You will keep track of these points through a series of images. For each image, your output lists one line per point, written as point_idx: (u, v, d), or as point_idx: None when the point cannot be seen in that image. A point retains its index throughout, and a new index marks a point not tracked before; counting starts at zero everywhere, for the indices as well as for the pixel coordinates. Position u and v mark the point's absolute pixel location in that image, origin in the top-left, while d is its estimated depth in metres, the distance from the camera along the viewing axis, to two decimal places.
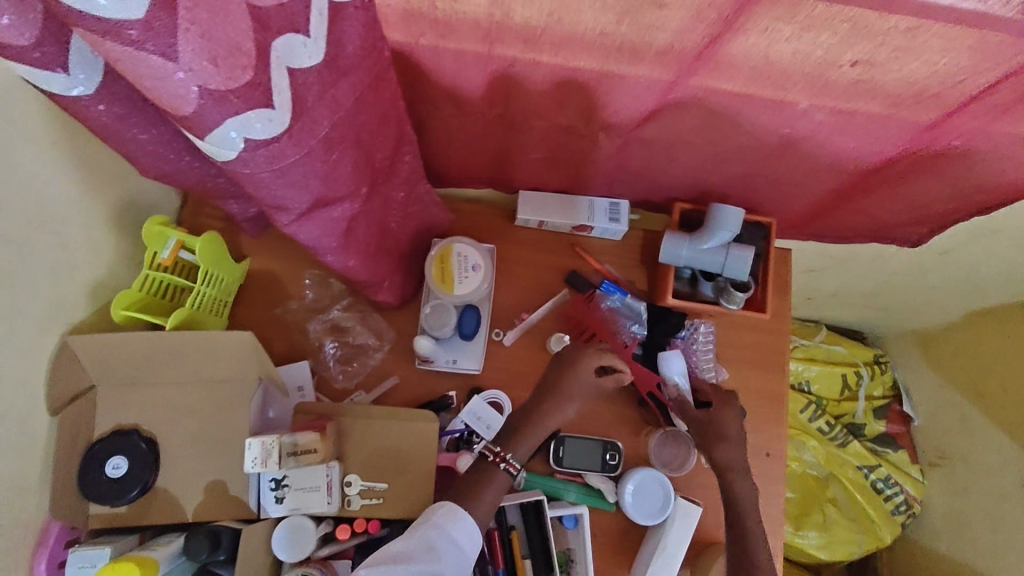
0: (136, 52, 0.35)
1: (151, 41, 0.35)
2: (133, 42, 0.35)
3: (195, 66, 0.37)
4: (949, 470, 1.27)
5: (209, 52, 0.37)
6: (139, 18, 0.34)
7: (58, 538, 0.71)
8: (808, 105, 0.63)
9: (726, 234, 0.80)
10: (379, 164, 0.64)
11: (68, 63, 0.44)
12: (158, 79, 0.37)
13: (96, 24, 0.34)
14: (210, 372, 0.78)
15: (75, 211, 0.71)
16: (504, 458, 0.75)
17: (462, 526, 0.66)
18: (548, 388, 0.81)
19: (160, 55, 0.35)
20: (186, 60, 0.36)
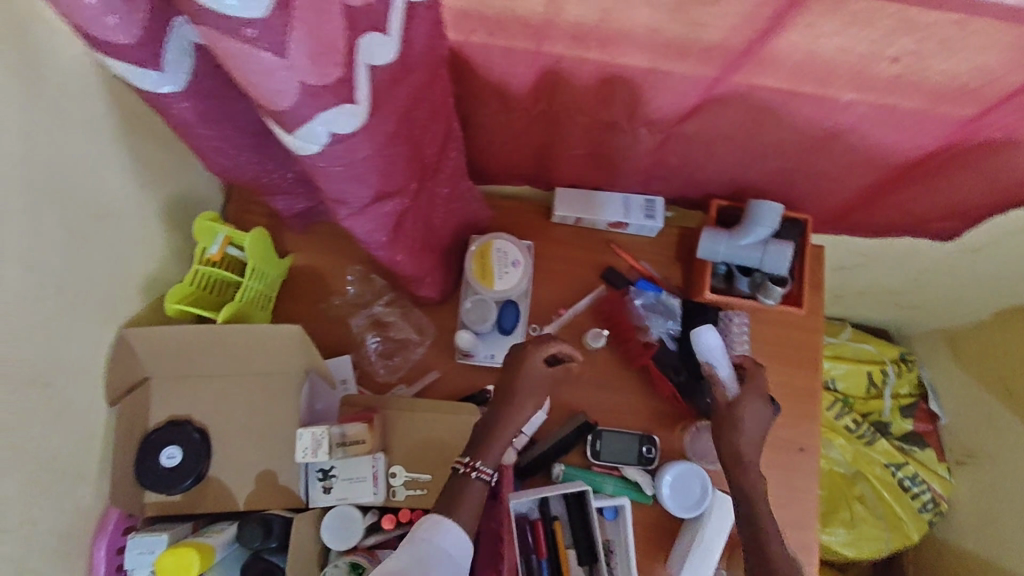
0: (250, 49, 0.37)
1: (267, 38, 0.36)
2: (251, 40, 0.37)
3: (298, 64, 0.38)
4: (978, 468, 1.27)
5: (311, 50, 0.38)
6: (261, 18, 0.36)
7: (116, 525, 0.72)
8: (851, 101, 0.64)
9: (763, 231, 0.82)
10: (429, 161, 0.66)
11: (162, 61, 0.46)
12: (264, 75, 0.39)
13: (224, 24, 0.36)
14: (260, 365, 0.80)
15: (136, 207, 0.73)
16: (472, 466, 0.71)
17: (450, 535, 0.64)
18: (505, 390, 0.77)
19: (271, 52, 0.37)
20: (292, 57, 0.38)
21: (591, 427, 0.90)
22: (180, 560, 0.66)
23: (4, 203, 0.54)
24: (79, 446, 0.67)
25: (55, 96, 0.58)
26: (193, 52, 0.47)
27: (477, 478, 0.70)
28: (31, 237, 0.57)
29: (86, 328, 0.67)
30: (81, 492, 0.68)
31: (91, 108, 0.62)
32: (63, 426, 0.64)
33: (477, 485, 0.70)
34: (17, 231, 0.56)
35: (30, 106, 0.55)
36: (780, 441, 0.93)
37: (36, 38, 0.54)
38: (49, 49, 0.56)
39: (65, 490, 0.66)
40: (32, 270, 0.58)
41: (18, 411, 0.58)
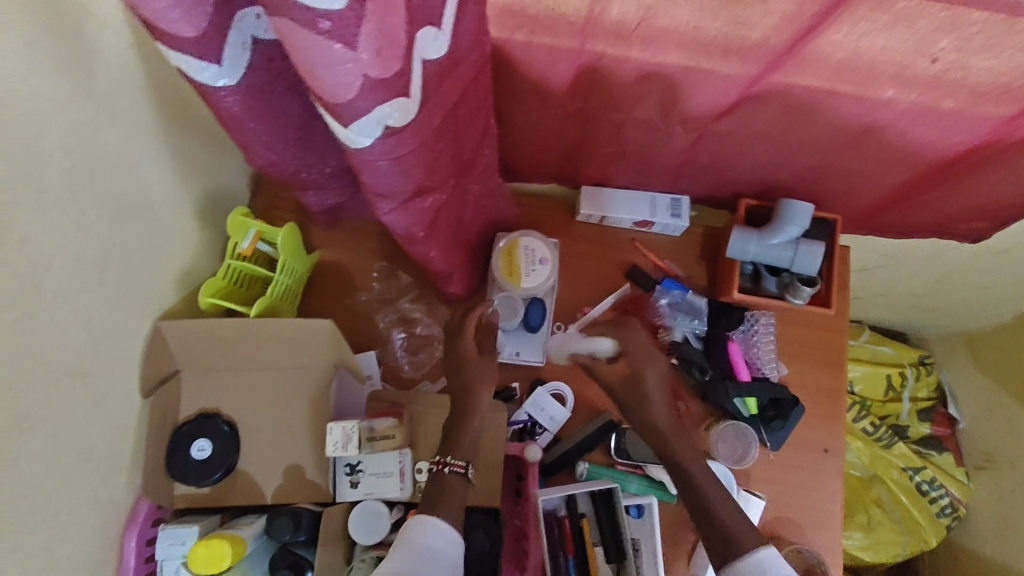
0: (322, 41, 0.36)
1: (338, 32, 0.35)
2: (324, 32, 0.35)
3: (365, 57, 0.37)
4: (997, 473, 1.26)
5: (378, 43, 0.38)
6: (339, 9, 0.34)
7: (147, 516, 0.73)
8: (890, 100, 0.64)
9: (794, 230, 0.82)
10: (464, 157, 0.66)
11: (223, 55, 0.46)
12: (330, 67, 0.37)
13: (300, 14, 0.34)
14: (289, 358, 0.80)
15: (170, 200, 0.73)
16: (444, 462, 0.69)
17: (434, 528, 0.60)
18: (462, 384, 0.78)
19: (343, 44, 0.36)
20: (362, 49, 0.37)
21: (615, 426, 0.90)
22: (212, 553, 0.68)
23: (50, 194, 0.54)
24: (114, 438, 0.68)
25: (99, 88, 0.58)
26: (250, 46, 0.47)
27: (451, 473, 0.68)
28: (74, 228, 0.58)
29: (122, 319, 0.67)
30: (115, 482, 0.69)
31: (132, 101, 0.63)
32: (100, 416, 0.65)
33: (456, 479, 0.68)
34: (61, 223, 0.56)
35: (76, 98, 0.55)
36: (804, 442, 0.93)
37: (84, 30, 0.55)
38: (95, 42, 0.56)
39: (100, 481, 0.66)
40: (74, 261, 0.58)
41: (60, 401, 0.58)
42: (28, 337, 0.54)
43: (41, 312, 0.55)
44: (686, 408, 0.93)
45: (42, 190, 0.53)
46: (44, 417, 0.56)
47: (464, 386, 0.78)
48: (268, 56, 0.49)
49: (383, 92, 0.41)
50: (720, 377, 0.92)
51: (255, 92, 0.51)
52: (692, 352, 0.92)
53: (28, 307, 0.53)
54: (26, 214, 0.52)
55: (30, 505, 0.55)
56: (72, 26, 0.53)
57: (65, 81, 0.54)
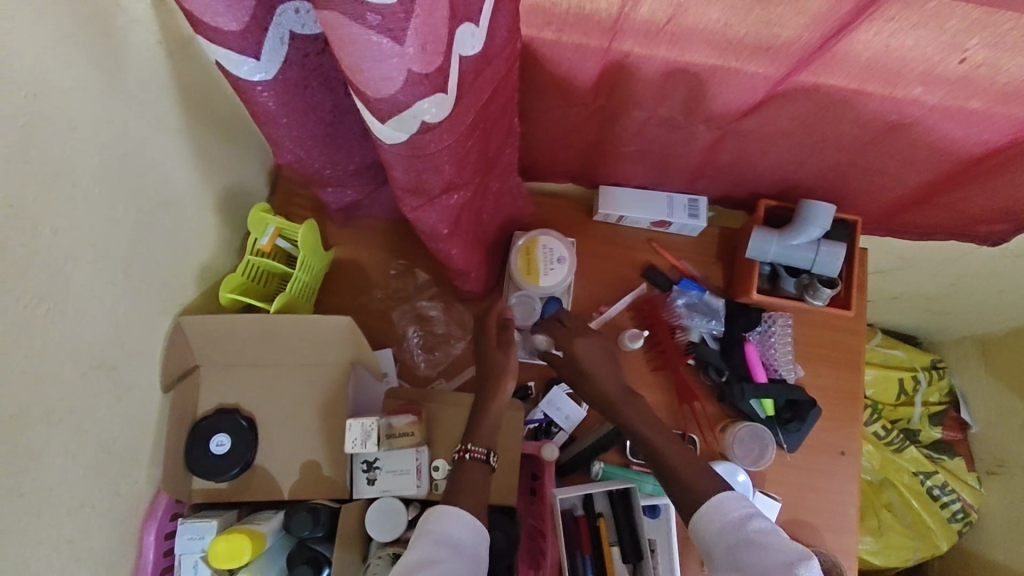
0: (371, 37, 0.35)
1: (386, 27, 0.35)
2: (373, 27, 0.35)
3: (410, 51, 0.37)
4: (1009, 478, 1.25)
5: (423, 38, 0.37)
6: (389, 5, 0.34)
7: (166, 510, 0.73)
8: (919, 101, 0.63)
9: (816, 231, 0.81)
10: (488, 154, 0.66)
11: (261, 50, 0.46)
12: (376, 62, 0.37)
13: (351, 7, 0.34)
14: (307, 355, 0.80)
15: (193, 195, 0.73)
16: (465, 448, 0.72)
17: (454, 519, 0.62)
18: (488, 374, 0.80)
19: (390, 39, 0.36)
20: (408, 45, 0.37)
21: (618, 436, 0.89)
22: (232, 548, 0.68)
23: (80, 186, 0.54)
24: (135, 431, 0.68)
25: (128, 81, 0.58)
26: (288, 41, 0.47)
27: (472, 459, 0.71)
28: (102, 222, 0.58)
29: (146, 313, 0.67)
30: (136, 476, 0.69)
31: (159, 95, 0.63)
32: (122, 409, 0.65)
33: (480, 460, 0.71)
34: (90, 215, 0.56)
35: (106, 90, 0.55)
36: (820, 444, 0.92)
37: (116, 23, 0.55)
38: (126, 35, 0.56)
39: (122, 474, 0.66)
40: (102, 255, 0.59)
41: (86, 394, 0.58)
42: (57, 329, 0.54)
43: (70, 305, 0.55)
44: (704, 410, 0.93)
45: (73, 184, 0.53)
46: (69, 410, 0.56)
47: (489, 376, 0.80)
48: (305, 52, 0.49)
49: (424, 87, 0.41)
50: (737, 378, 0.91)
51: (289, 86, 0.51)
52: (705, 353, 0.91)
53: (58, 300, 0.53)
54: (57, 207, 0.52)
55: (56, 497, 0.55)
56: (104, 19, 0.53)
57: (96, 74, 0.54)
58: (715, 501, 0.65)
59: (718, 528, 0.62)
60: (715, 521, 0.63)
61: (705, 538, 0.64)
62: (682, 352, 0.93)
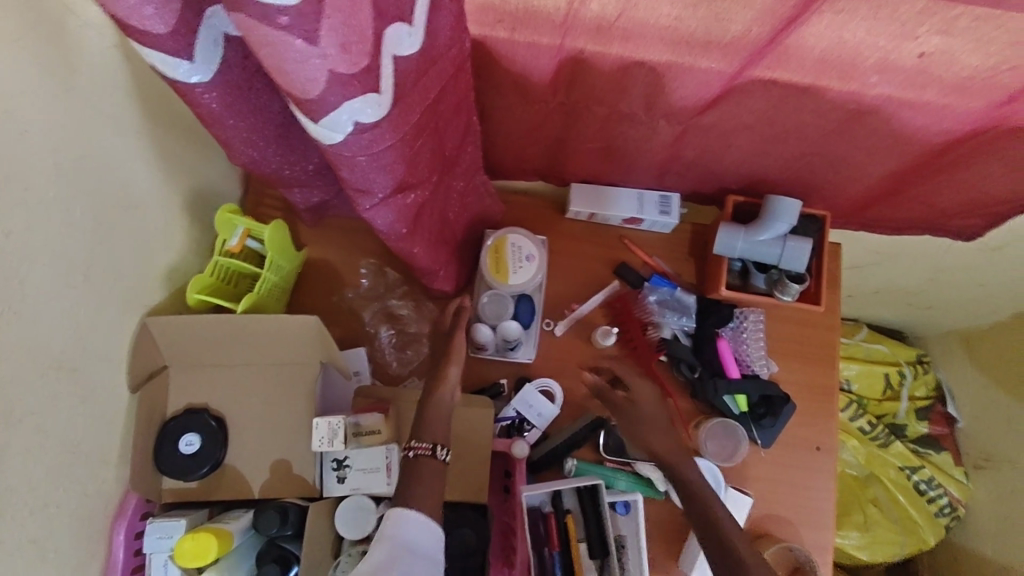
0: (284, 37, 0.36)
1: (299, 26, 0.35)
2: (285, 28, 0.35)
3: (330, 52, 0.38)
4: (996, 472, 1.25)
5: (344, 39, 0.38)
6: (294, 6, 0.34)
7: (136, 509, 0.74)
8: (876, 92, 0.64)
9: (782, 226, 0.82)
10: (446, 153, 0.66)
11: (194, 52, 0.46)
12: (297, 62, 0.38)
13: (258, 9, 0.34)
14: (277, 355, 0.81)
15: (159, 200, 0.74)
16: (409, 446, 0.68)
17: (415, 524, 0.61)
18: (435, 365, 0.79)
19: (304, 40, 0.36)
20: (323, 45, 0.37)
21: (602, 425, 0.90)
22: (198, 545, 0.68)
23: (35, 189, 0.55)
24: (101, 434, 0.69)
25: (84, 86, 0.59)
26: (223, 43, 0.48)
27: (417, 455, 0.68)
28: (59, 226, 0.58)
29: (108, 313, 0.68)
30: (104, 476, 0.70)
31: (116, 99, 0.63)
32: (87, 409, 0.66)
33: (424, 462, 0.67)
34: (44, 219, 0.56)
35: (60, 97, 0.56)
36: (796, 440, 0.92)
37: (68, 30, 0.55)
38: (78, 41, 0.57)
39: (87, 474, 0.67)
40: (59, 256, 0.59)
41: (46, 394, 0.59)
42: (13, 329, 0.54)
43: (27, 307, 0.56)
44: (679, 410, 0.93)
45: (27, 187, 0.54)
46: (31, 409, 0.57)
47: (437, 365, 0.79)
48: (243, 53, 0.49)
49: (354, 89, 0.41)
50: (709, 374, 0.91)
51: (231, 88, 0.52)
52: (677, 351, 0.91)
53: (13, 302, 0.54)
54: (9, 207, 0.52)
55: (19, 499, 0.56)
56: (56, 29, 0.54)
57: (46, 77, 0.54)
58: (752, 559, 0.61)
59: None
60: None
61: None
62: (655, 350, 0.92)
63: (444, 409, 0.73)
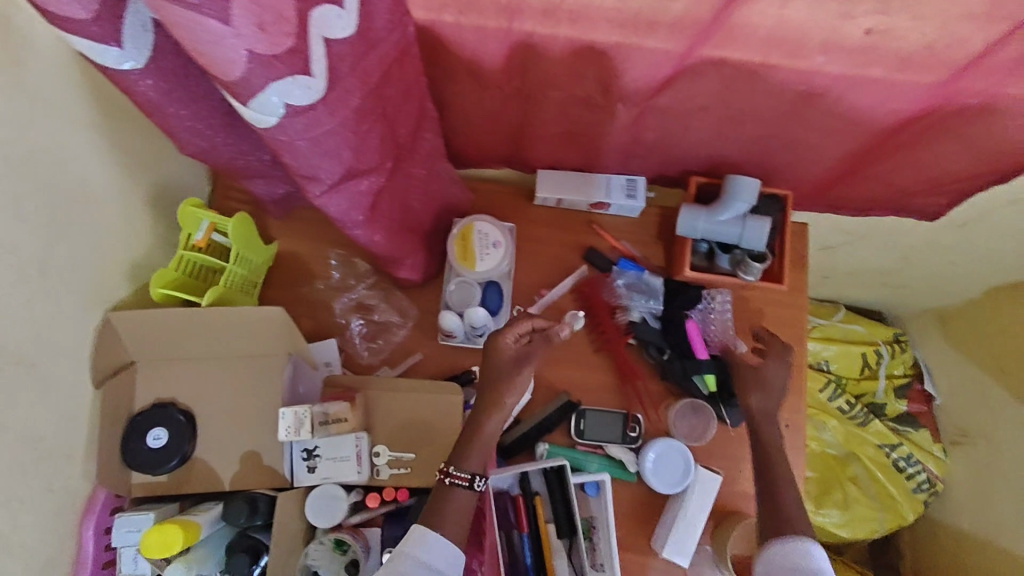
0: (196, 16, 0.39)
1: (210, 5, 0.39)
2: (196, 8, 0.39)
3: (246, 31, 0.41)
4: (972, 448, 1.27)
5: (258, 18, 0.41)
6: None
7: (105, 506, 0.74)
8: (824, 71, 0.64)
9: (742, 205, 0.83)
10: (401, 140, 0.67)
11: (121, 38, 0.46)
12: (213, 43, 0.41)
13: None
14: (245, 348, 0.81)
15: (120, 195, 0.74)
16: (446, 472, 0.69)
17: (428, 543, 0.62)
18: (482, 391, 0.74)
19: (217, 19, 0.40)
20: (237, 25, 0.41)
21: (573, 407, 0.91)
22: (164, 538, 0.68)
23: None
24: (67, 428, 0.69)
25: (32, 82, 0.59)
26: (153, 28, 0.48)
27: (453, 483, 0.68)
28: (10, 221, 0.59)
29: (67, 309, 0.68)
30: (69, 472, 0.70)
31: (67, 94, 0.63)
32: (48, 405, 0.66)
33: (459, 492, 0.68)
34: None
35: (6, 93, 0.56)
36: None
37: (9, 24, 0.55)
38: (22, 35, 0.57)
39: (52, 469, 0.67)
40: (10, 252, 0.59)
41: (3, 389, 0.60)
42: None
43: None
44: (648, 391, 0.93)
45: None
46: None
47: (488, 389, 0.74)
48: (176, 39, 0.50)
49: None
50: (678, 355, 0.91)
51: (168, 75, 0.52)
52: (643, 332, 0.92)
53: None
54: None
55: None
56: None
57: None
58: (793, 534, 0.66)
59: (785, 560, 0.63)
60: (786, 553, 0.64)
61: (764, 556, 0.65)
62: (623, 333, 0.94)
63: (490, 441, 0.72)
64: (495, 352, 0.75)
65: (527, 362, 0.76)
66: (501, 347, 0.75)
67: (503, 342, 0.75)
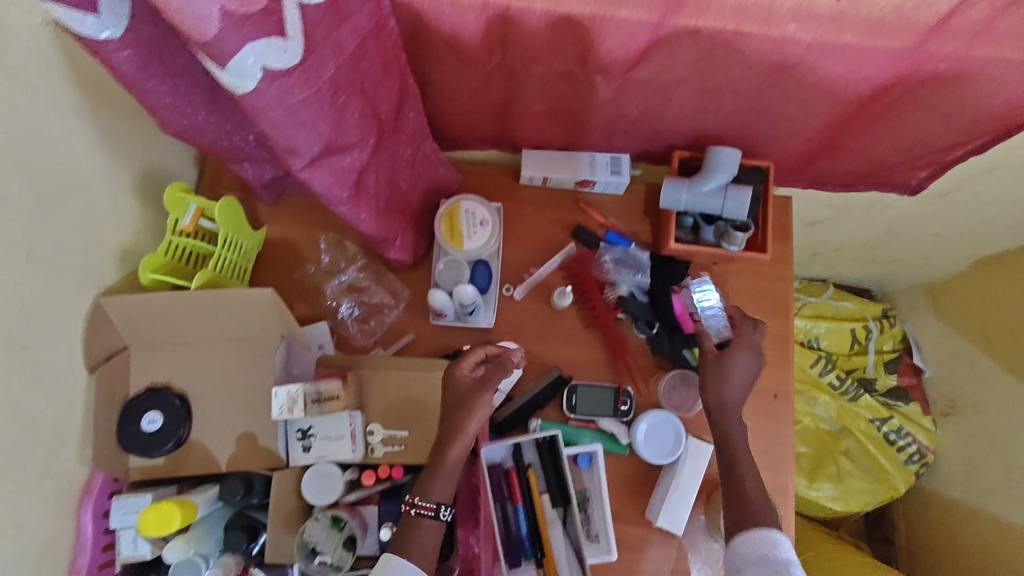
0: None
1: None
2: None
3: None
4: (960, 418, 1.28)
5: None
6: None
7: (102, 489, 0.75)
8: (796, 39, 0.66)
9: (723, 176, 0.84)
10: (384, 116, 0.68)
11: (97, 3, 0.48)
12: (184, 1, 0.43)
13: None
14: (236, 330, 0.81)
15: (107, 181, 0.75)
16: (412, 504, 0.69)
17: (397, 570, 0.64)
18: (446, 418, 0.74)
19: None
20: None
21: (565, 381, 0.92)
22: (162, 516, 0.69)
23: None
24: (59, 411, 0.70)
25: (16, 65, 0.59)
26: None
27: (419, 514, 0.69)
28: None
29: (56, 293, 0.69)
30: (64, 454, 0.71)
31: (52, 78, 0.64)
32: (40, 387, 0.67)
33: (427, 523, 0.69)
34: None
35: None
36: (755, 389, 0.95)
37: None
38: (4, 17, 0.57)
39: (45, 451, 0.68)
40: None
41: None
42: None
43: None
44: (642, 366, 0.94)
45: None
46: None
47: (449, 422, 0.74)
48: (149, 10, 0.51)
49: None
50: (667, 330, 0.93)
51: (143, 46, 0.53)
52: (631, 308, 0.93)
53: None
54: None
55: None
56: None
57: None
58: (759, 525, 0.68)
59: (760, 556, 0.64)
60: (760, 548, 0.65)
61: (740, 556, 0.66)
62: (612, 308, 0.95)
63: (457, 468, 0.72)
64: (453, 383, 0.76)
65: (485, 384, 0.75)
66: (457, 376, 0.76)
67: (458, 371, 0.76)
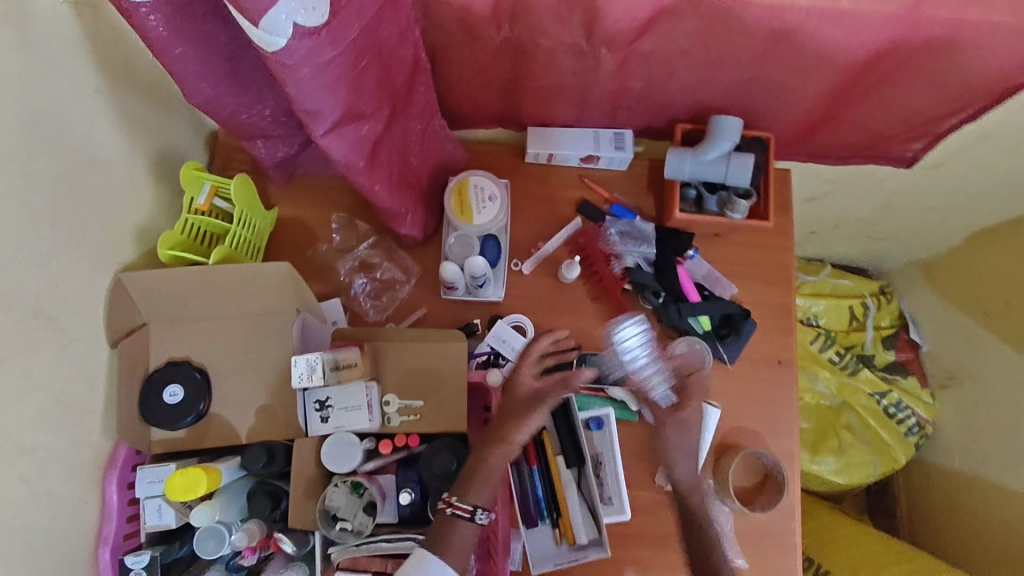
0: None
1: None
2: None
3: None
4: (958, 390, 1.31)
5: None
6: None
7: (126, 461, 0.77)
8: (795, 5, 0.68)
9: (726, 144, 0.86)
10: (397, 87, 0.70)
11: None
12: None
13: None
14: (253, 304, 0.82)
15: (126, 159, 0.77)
16: (450, 502, 0.71)
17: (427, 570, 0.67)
18: (497, 426, 0.80)
19: None
20: None
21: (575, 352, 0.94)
22: (188, 483, 0.71)
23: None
24: (84, 382, 0.72)
25: (41, 40, 0.61)
26: None
27: (455, 514, 0.71)
28: (23, 174, 0.61)
29: (79, 265, 0.70)
30: (87, 424, 0.73)
31: (75, 54, 0.66)
32: (64, 357, 0.68)
33: (461, 523, 0.71)
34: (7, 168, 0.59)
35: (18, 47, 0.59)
36: (761, 357, 0.97)
37: None
38: None
39: (71, 420, 0.70)
40: (23, 206, 0.61)
41: (22, 337, 0.62)
42: None
43: None
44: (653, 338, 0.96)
45: None
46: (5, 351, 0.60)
47: (495, 435, 0.79)
48: None
49: None
50: (673, 300, 0.95)
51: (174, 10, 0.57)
52: (640, 279, 0.95)
53: None
54: None
55: None
56: None
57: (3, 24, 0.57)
58: None
59: None
60: None
61: None
62: (619, 279, 0.96)
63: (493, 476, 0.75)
64: (515, 387, 0.85)
65: (542, 397, 0.84)
66: (522, 382, 0.86)
67: (522, 378, 0.86)
